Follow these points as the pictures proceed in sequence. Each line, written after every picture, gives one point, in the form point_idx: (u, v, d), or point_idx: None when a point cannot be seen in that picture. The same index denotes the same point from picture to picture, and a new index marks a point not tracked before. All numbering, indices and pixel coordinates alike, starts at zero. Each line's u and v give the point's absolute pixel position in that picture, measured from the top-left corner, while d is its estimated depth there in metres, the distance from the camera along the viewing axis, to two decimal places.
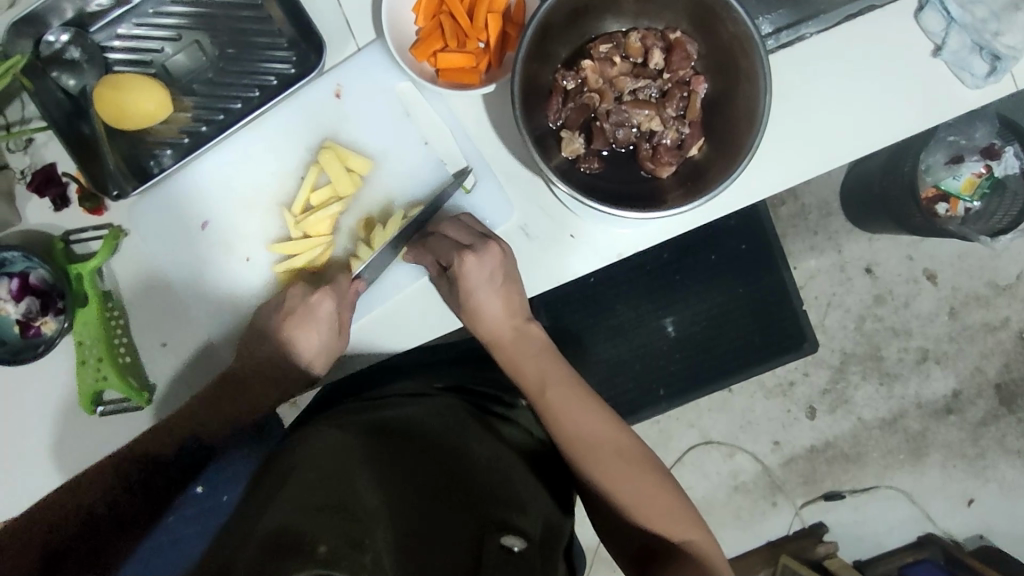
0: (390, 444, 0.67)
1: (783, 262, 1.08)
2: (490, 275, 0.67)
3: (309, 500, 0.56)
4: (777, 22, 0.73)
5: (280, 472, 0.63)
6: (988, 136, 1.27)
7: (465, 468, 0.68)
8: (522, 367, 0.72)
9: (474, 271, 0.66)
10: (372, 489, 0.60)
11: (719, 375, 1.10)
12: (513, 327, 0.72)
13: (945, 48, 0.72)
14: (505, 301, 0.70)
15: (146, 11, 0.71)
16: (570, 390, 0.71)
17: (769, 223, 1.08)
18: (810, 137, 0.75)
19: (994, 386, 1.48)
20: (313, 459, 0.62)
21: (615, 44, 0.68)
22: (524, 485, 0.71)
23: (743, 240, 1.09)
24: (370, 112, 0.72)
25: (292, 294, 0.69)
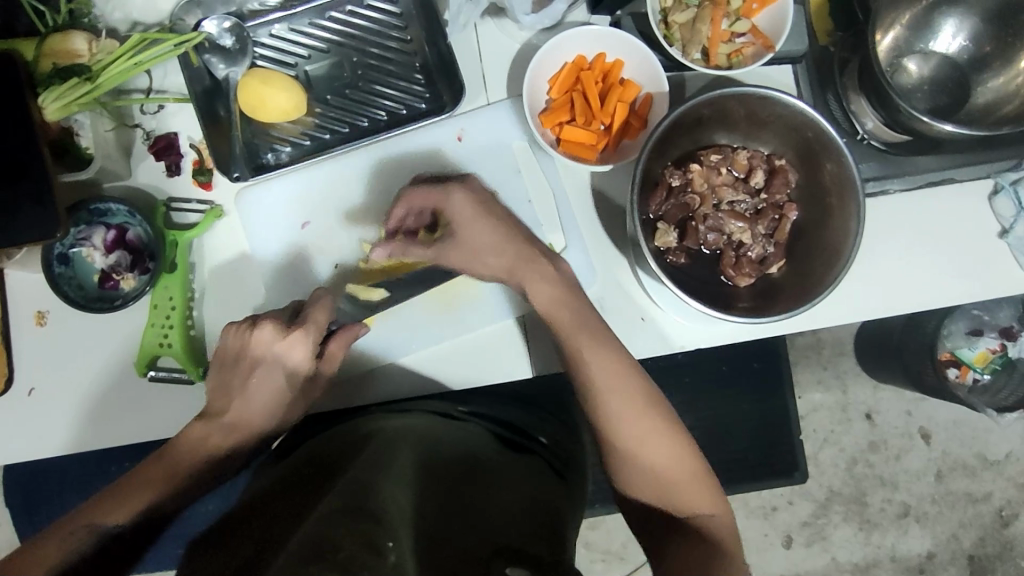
0: (424, 461, 0.60)
1: (791, 386, 1.08)
2: (480, 205, 0.68)
3: (330, 508, 0.49)
4: (868, 171, 0.80)
5: (303, 488, 0.56)
6: (1011, 317, 1.32)
7: (493, 489, 0.60)
8: (535, 290, 0.67)
9: (461, 202, 0.68)
10: (400, 500, 0.52)
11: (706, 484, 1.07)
12: (556, 301, 0.67)
13: (1013, 232, 0.78)
14: (496, 238, 0.67)
15: (302, 20, 0.76)
16: (611, 361, 0.64)
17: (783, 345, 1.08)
18: (876, 284, 0.79)
19: (966, 556, 1.52)
20: (348, 474, 0.56)
21: (724, 156, 0.74)
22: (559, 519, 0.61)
23: (756, 357, 1.08)
24: (484, 161, 0.76)
25: (261, 332, 0.65)
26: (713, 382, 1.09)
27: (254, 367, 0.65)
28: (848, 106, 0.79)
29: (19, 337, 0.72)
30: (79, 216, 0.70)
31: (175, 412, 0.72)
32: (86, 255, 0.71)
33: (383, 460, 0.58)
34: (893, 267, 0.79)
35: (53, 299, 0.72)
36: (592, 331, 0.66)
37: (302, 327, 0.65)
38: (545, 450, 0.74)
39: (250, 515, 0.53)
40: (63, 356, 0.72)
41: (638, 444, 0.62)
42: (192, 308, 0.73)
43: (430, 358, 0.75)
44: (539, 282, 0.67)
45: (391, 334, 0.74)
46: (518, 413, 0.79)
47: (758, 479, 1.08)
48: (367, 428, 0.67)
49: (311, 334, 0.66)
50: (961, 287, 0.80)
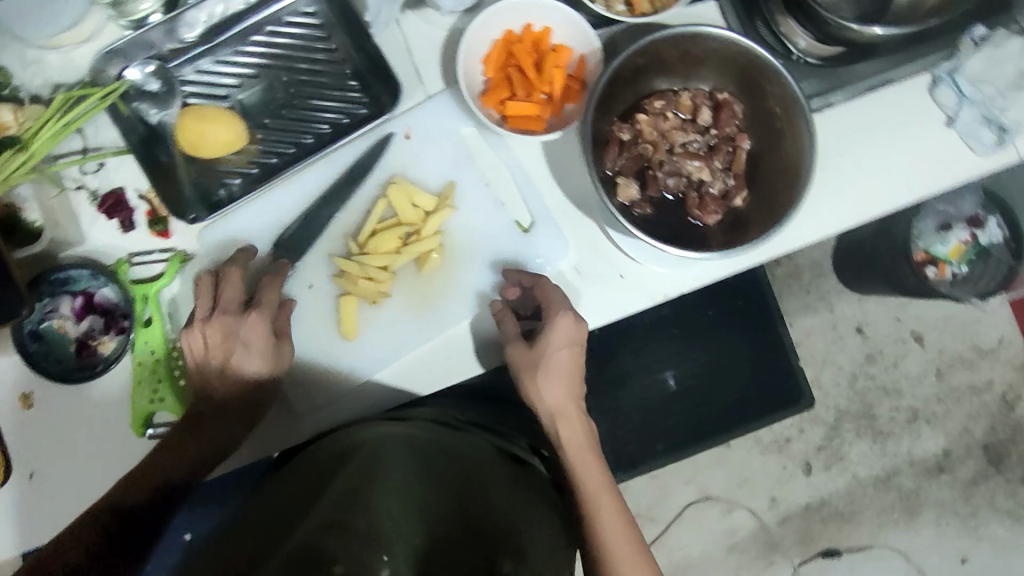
0: (422, 468, 0.63)
1: (780, 316, 1.09)
2: (573, 345, 0.68)
3: (321, 518, 0.56)
4: (809, 88, 0.80)
5: (309, 483, 0.62)
6: (974, 207, 1.37)
7: (491, 492, 0.63)
8: (547, 390, 0.68)
9: (562, 330, 0.68)
10: (394, 512, 0.58)
11: (716, 429, 1.09)
12: (578, 418, 0.69)
13: (958, 120, 0.80)
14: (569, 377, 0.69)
15: (225, 49, 0.75)
16: (618, 514, 0.66)
17: (764, 278, 1.09)
18: (846, 202, 0.81)
19: (981, 446, 1.58)
20: (344, 479, 0.61)
21: (668, 101, 0.75)
22: (547, 522, 0.64)
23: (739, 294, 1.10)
24: (436, 153, 0.76)
25: (220, 322, 0.67)
26: (702, 328, 1.11)
27: (226, 358, 0.67)
28: (778, 29, 0.81)
29: (7, 424, 0.70)
30: (43, 289, 0.70)
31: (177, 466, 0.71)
32: (58, 326, 0.71)
33: (382, 463, 0.63)
34: (856, 180, 0.81)
35: (33, 380, 0.71)
36: (597, 465, 0.67)
37: (263, 309, 0.68)
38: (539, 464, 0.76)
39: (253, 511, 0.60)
40: (55, 435, 0.71)
41: None
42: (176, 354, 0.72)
43: (421, 360, 0.74)
44: (556, 384, 0.68)
45: (376, 344, 0.73)
46: (498, 419, 0.82)
47: (764, 416, 1.10)
48: (376, 424, 0.69)
49: (271, 315, 0.68)
50: (922, 186, 0.81)
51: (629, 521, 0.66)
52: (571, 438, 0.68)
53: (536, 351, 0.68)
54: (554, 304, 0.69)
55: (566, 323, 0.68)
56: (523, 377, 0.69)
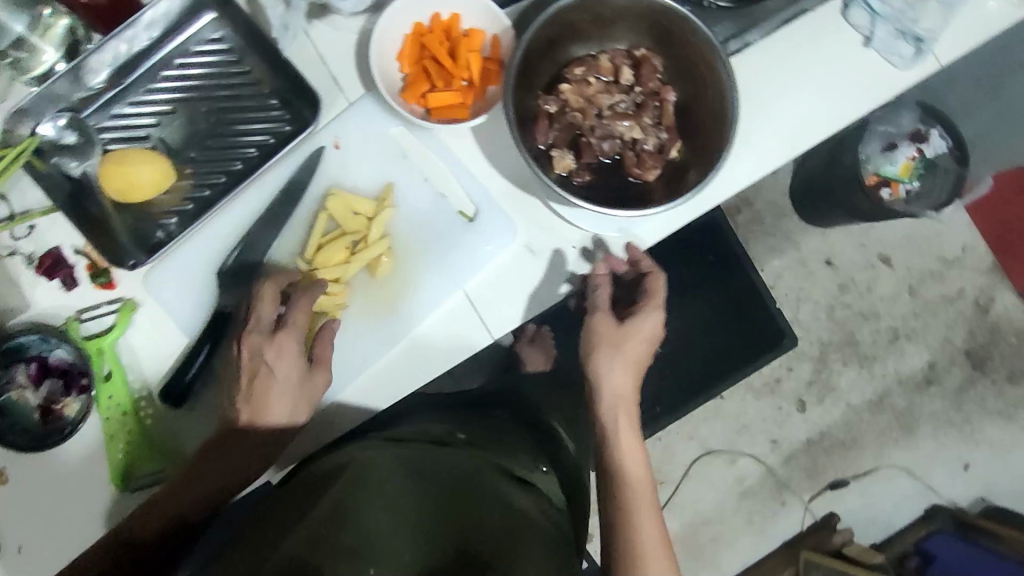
0: (418, 481, 0.64)
1: (749, 263, 1.24)
2: (650, 339, 0.72)
3: (314, 530, 0.58)
4: (726, 33, 0.81)
5: (303, 501, 0.64)
6: (914, 122, 1.39)
7: (483, 503, 0.63)
8: (618, 371, 0.71)
9: (648, 318, 0.72)
10: (384, 531, 0.59)
11: (715, 378, 1.27)
12: (634, 403, 0.72)
13: (874, 38, 0.81)
14: (637, 363, 0.72)
15: (137, 90, 0.74)
16: (650, 500, 0.68)
17: (725, 228, 1.24)
18: (781, 137, 0.81)
19: (964, 353, 1.62)
20: (333, 498, 0.61)
21: (588, 66, 0.74)
22: (541, 531, 0.63)
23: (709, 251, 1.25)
24: (368, 158, 0.75)
25: (254, 339, 0.67)
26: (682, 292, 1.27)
27: (255, 376, 0.67)
28: None
29: None
30: None
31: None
32: (17, 397, 0.69)
33: (378, 477, 0.64)
34: (786, 114, 0.81)
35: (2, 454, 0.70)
36: (642, 456, 0.70)
37: (288, 328, 0.68)
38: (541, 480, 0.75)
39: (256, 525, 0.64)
40: (36, 503, 0.70)
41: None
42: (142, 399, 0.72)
43: (393, 368, 0.74)
44: (627, 372, 0.72)
45: (343, 356, 0.73)
46: (484, 422, 0.84)
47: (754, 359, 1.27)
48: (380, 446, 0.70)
49: (298, 334, 0.68)
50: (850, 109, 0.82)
51: (660, 508, 0.68)
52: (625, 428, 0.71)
53: (626, 325, 0.71)
54: (656, 297, 0.72)
55: (658, 312, 0.72)
56: (598, 348, 0.71)
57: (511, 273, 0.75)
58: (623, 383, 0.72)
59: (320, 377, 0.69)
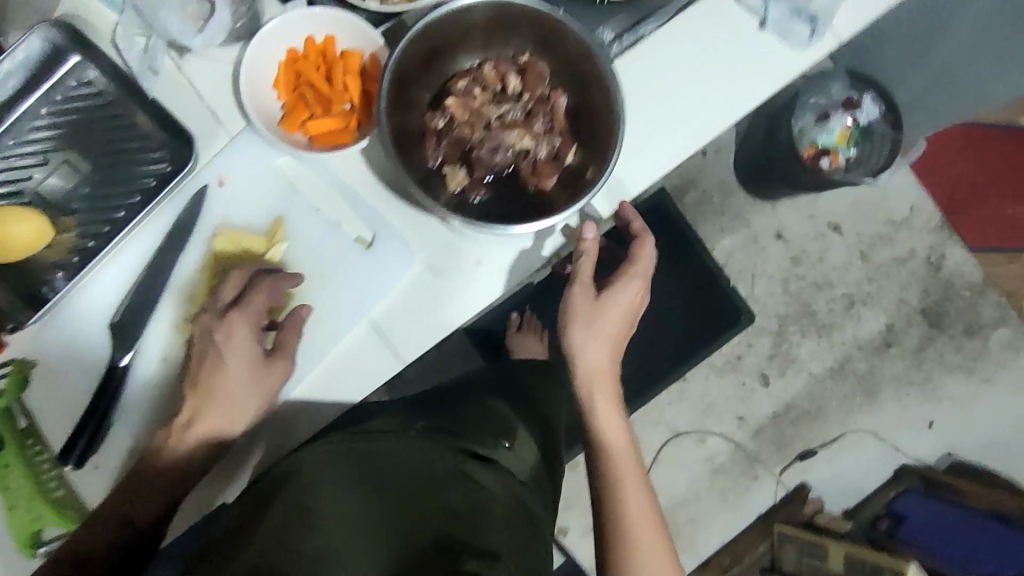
0: (371, 479, 0.61)
1: (703, 248, 1.36)
2: (636, 305, 0.76)
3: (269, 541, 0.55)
4: (616, 28, 0.80)
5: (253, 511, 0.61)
6: (845, 90, 1.38)
7: (441, 495, 0.60)
8: (589, 348, 0.74)
9: (633, 284, 0.75)
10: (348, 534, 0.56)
11: (683, 358, 1.41)
12: (605, 374, 0.75)
13: (768, 19, 0.80)
14: (625, 323, 0.75)
15: (7, 143, 0.71)
16: (635, 468, 0.73)
17: (676, 211, 1.37)
18: (686, 129, 0.79)
19: (920, 312, 1.62)
20: (289, 504, 0.59)
21: (472, 77, 0.72)
22: (501, 514, 0.60)
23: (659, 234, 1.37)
24: (256, 192, 0.72)
25: (207, 320, 0.69)
26: None
27: (209, 361, 0.68)
28: None
29: None
30: None
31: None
32: None
33: (328, 477, 0.61)
34: (686, 104, 0.79)
35: None
36: (621, 426, 0.75)
37: (242, 310, 0.68)
38: (521, 449, 0.72)
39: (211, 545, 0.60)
40: None
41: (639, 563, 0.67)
42: (36, 449, 0.69)
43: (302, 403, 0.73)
44: (599, 346, 0.74)
45: None
46: (457, 399, 0.81)
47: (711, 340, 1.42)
48: (332, 440, 0.67)
49: (251, 317, 0.68)
50: (748, 94, 0.81)
51: (644, 483, 0.72)
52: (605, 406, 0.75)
53: (603, 294, 0.74)
54: (641, 260, 0.76)
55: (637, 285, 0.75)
56: (579, 322, 0.74)
57: (413, 293, 0.73)
58: (606, 358, 0.75)
59: (279, 364, 0.69)
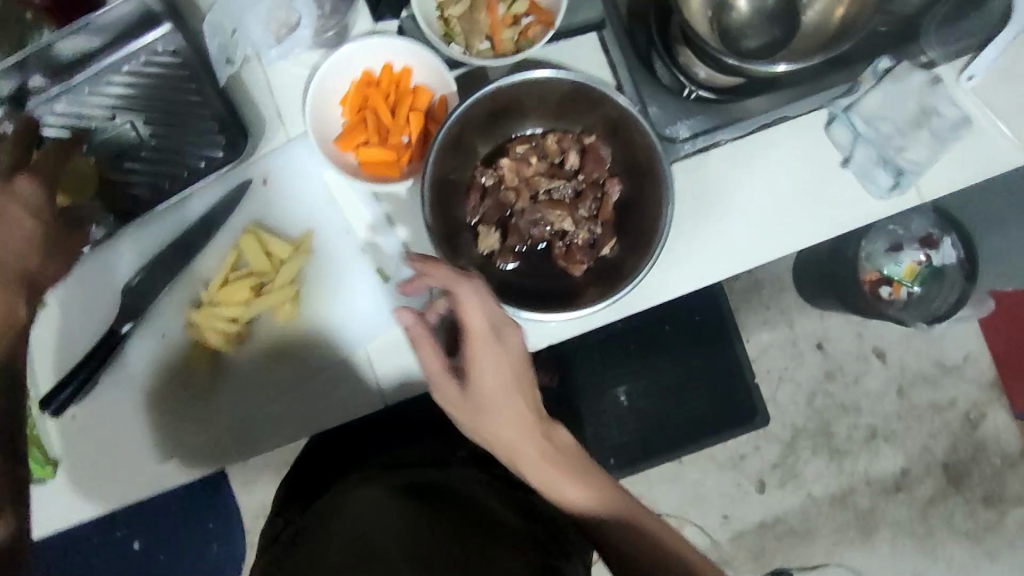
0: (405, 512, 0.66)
1: (736, 336, 1.30)
2: (478, 320, 0.62)
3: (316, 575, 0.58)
4: (694, 127, 0.76)
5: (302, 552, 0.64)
6: (926, 226, 1.32)
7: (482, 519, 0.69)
8: (499, 427, 0.65)
9: (466, 310, 0.62)
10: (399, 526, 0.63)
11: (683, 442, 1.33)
12: (523, 443, 0.66)
13: (852, 160, 0.76)
14: (516, 374, 0.64)
15: (84, 88, 0.72)
16: (577, 480, 0.65)
17: (721, 302, 1.30)
18: (737, 249, 0.76)
19: (941, 466, 1.54)
20: (344, 518, 0.67)
21: (533, 145, 0.71)
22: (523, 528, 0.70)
23: (697, 313, 1.31)
24: (296, 200, 0.73)
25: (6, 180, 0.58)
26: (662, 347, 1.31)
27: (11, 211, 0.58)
28: (676, 60, 0.76)
29: None
30: None
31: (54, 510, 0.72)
32: None
33: (370, 510, 0.67)
34: (738, 228, 0.76)
35: None
36: (555, 453, 0.66)
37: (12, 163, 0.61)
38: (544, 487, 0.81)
39: None
40: None
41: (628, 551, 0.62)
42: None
43: (270, 420, 0.72)
44: (503, 416, 0.65)
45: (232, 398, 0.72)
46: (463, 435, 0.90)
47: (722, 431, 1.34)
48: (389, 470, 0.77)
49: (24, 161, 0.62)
50: (802, 236, 0.77)
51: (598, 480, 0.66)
52: (531, 457, 0.66)
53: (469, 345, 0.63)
54: (460, 281, 0.62)
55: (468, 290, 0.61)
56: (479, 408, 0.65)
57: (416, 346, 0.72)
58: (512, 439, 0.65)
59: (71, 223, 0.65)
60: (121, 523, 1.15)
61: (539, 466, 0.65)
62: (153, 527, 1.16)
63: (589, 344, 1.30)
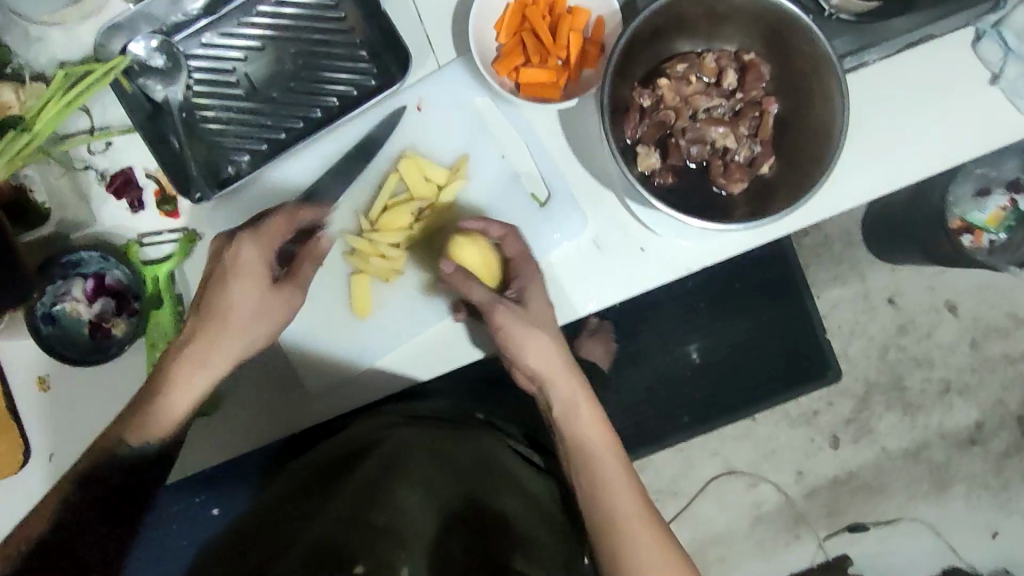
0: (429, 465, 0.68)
1: (807, 289, 1.27)
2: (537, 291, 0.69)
3: (337, 517, 0.59)
4: (841, 48, 0.74)
5: (316, 483, 0.67)
6: (1016, 170, 1.29)
7: (501, 485, 0.69)
8: (531, 357, 0.69)
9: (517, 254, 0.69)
10: (415, 509, 0.62)
11: (754, 400, 1.30)
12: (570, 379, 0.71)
13: (1003, 77, 0.75)
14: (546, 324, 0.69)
15: (230, 21, 0.72)
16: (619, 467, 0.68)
17: (792, 256, 1.27)
18: (885, 172, 0.76)
19: (1015, 418, 1.52)
20: (365, 467, 0.67)
21: (690, 63, 0.70)
22: (523, 490, 0.70)
23: (768, 268, 1.27)
24: (448, 126, 0.73)
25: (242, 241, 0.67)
26: (731, 303, 1.28)
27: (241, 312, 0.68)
28: None
29: (23, 405, 0.71)
30: (53, 272, 0.69)
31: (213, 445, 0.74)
32: (70, 310, 0.70)
33: (394, 459, 0.67)
34: (875, 152, 0.76)
35: (51, 362, 0.71)
36: (605, 431, 0.70)
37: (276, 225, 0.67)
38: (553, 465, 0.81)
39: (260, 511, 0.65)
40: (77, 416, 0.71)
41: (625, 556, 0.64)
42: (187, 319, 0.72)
43: (425, 345, 0.73)
44: (537, 343, 0.68)
45: (367, 332, 0.73)
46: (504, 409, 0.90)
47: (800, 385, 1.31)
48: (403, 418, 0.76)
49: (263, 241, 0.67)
50: (938, 158, 0.76)
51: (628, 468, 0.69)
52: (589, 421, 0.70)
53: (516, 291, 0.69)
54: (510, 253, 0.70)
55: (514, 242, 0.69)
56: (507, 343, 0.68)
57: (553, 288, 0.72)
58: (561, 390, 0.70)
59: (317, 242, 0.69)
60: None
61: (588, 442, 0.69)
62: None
63: (671, 296, 1.28)
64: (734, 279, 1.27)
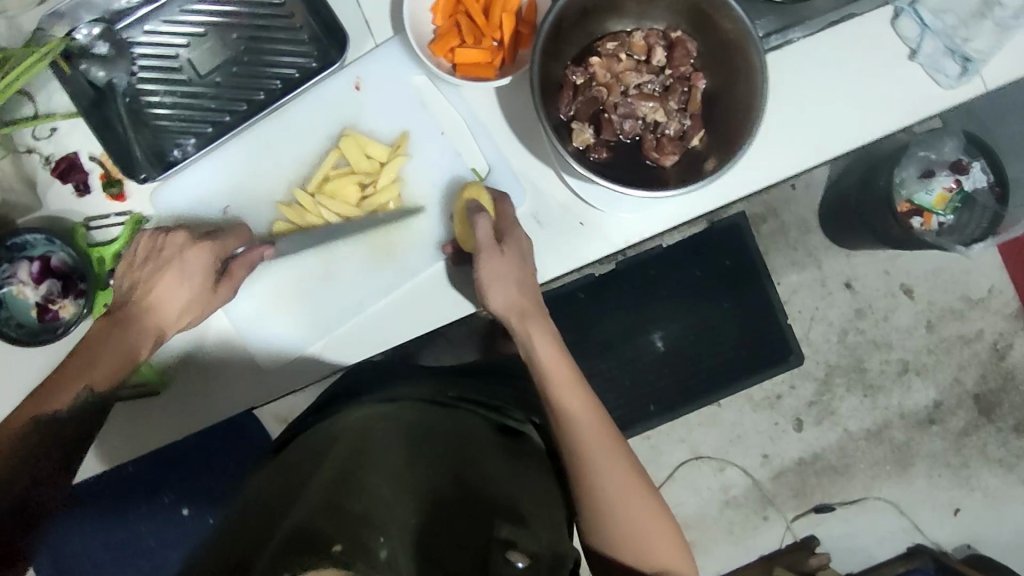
0: (407, 451, 0.70)
1: (768, 277, 1.30)
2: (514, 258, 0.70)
3: (318, 502, 0.60)
4: (767, 27, 0.78)
5: (298, 474, 0.68)
6: (957, 151, 1.32)
7: (478, 463, 0.70)
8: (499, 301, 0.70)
9: (506, 216, 0.72)
10: (387, 497, 0.63)
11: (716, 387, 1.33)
12: (551, 340, 0.72)
13: (921, 52, 0.78)
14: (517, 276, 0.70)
15: (173, 9, 0.73)
16: (596, 427, 0.71)
17: (754, 245, 1.30)
18: (814, 146, 0.80)
19: (972, 397, 1.56)
20: (338, 457, 0.68)
21: (620, 42, 0.73)
22: (498, 466, 0.71)
23: (727, 256, 1.31)
24: (388, 106, 0.76)
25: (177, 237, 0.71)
26: (689, 288, 1.31)
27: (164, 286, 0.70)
28: None
29: None
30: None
31: (173, 415, 0.77)
32: (17, 292, 0.72)
33: (368, 446, 0.70)
34: (804, 127, 0.79)
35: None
36: (583, 388, 0.72)
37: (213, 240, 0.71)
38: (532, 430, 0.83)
39: (246, 507, 0.67)
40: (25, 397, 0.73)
41: (609, 510, 0.69)
42: None
43: (383, 313, 0.76)
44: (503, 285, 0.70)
45: (318, 307, 0.76)
46: (478, 382, 0.91)
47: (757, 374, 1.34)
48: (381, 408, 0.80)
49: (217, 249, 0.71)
50: (864, 131, 0.80)
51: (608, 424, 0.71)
52: (569, 377, 0.72)
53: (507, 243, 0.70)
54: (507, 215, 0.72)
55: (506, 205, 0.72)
56: (489, 290, 0.70)
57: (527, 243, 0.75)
58: (530, 335, 0.72)
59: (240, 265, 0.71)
60: (167, 486, 1.15)
61: (548, 370, 0.71)
62: (200, 493, 1.15)
63: (628, 284, 1.30)
64: (695, 269, 1.30)
